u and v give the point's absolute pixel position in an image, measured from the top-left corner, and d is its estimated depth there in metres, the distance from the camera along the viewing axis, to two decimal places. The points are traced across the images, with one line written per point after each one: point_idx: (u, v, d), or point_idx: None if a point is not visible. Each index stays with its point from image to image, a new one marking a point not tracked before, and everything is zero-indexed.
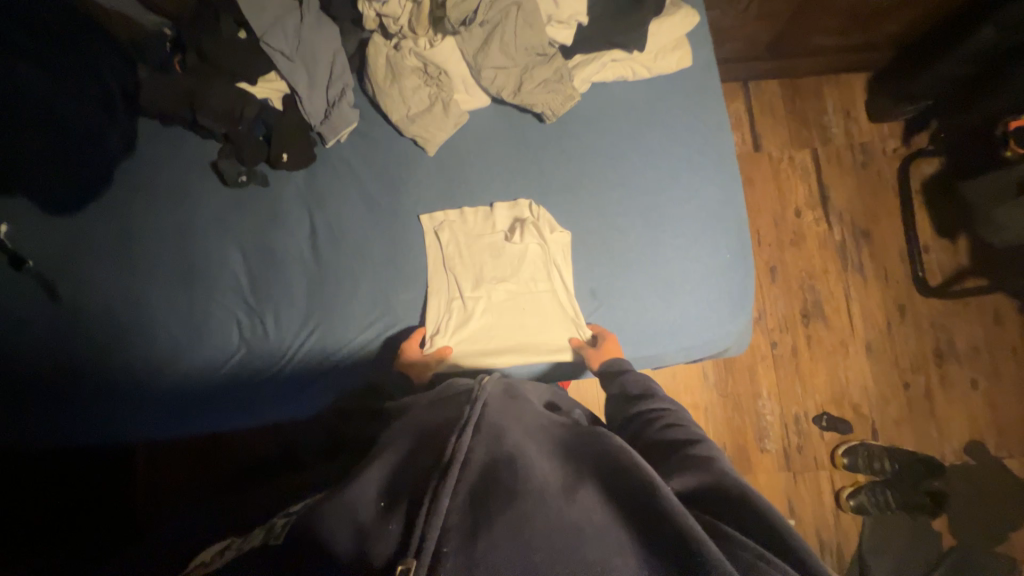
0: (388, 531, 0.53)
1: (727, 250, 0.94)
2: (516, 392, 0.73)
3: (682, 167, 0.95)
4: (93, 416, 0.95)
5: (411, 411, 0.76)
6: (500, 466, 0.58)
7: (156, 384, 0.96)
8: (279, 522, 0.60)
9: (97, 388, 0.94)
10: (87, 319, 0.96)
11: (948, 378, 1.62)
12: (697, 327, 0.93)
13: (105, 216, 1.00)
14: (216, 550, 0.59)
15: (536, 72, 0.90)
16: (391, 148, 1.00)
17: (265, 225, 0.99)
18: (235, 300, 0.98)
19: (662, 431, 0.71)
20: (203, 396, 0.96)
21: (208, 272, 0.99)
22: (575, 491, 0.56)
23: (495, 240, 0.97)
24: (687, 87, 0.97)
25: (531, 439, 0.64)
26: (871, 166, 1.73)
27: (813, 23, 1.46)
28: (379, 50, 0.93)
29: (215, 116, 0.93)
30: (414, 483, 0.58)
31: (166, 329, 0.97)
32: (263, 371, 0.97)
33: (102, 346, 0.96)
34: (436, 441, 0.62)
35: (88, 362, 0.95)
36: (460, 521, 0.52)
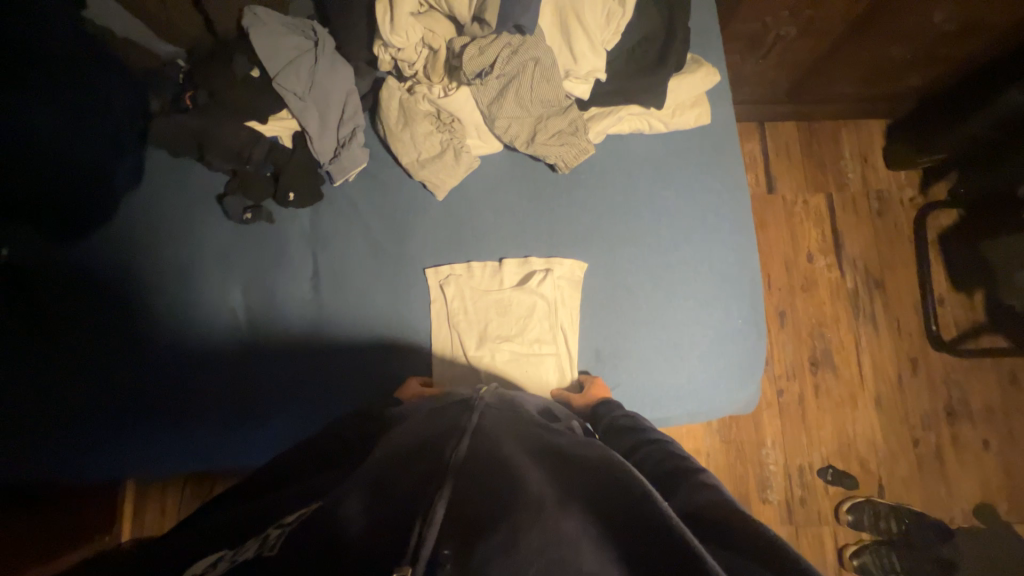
0: (381, 531, 0.47)
1: (739, 315, 0.91)
2: (513, 402, 0.78)
3: (696, 227, 0.93)
4: (80, 432, 0.93)
5: (412, 422, 0.73)
6: (493, 472, 0.56)
7: (150, 396, 0.94)
8: (271, 534, 0.50)
9: (93, 397, 0.93)
10: (87, 332, 0.95)
11: (960, 437, 1.57)
12: (704, 394, 0.90)
13: (107, 247, 0.98)
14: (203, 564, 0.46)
15: (551, 123, 0.88)
16: (399, 191, 0.98)
17: (267, 236, 0.98)
18: (235, 312, 0.97)
19: (651, 452, 0.65)
20: (190, 412, 0.94)
21: (212, 287, 0.97)
22: (569, 503, 0.50)
23: (503, 297, 0.94)
24: (704, 145, 0.95)
25: (522, 450, 0.61)
26: (887, 214, 1.70)
27: (834, 71, 1.44)
28: (392, 94, 0.91)
29: (224, 155, 0.92)
30: (404, 492, 0.53)
31: (171, 330, 0.96)
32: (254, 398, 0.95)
33: (98, 355, 0.95)
34: (436, 451, 0.61)
35: (87, 380, 0.94)
36: (455, 526, 0.48)
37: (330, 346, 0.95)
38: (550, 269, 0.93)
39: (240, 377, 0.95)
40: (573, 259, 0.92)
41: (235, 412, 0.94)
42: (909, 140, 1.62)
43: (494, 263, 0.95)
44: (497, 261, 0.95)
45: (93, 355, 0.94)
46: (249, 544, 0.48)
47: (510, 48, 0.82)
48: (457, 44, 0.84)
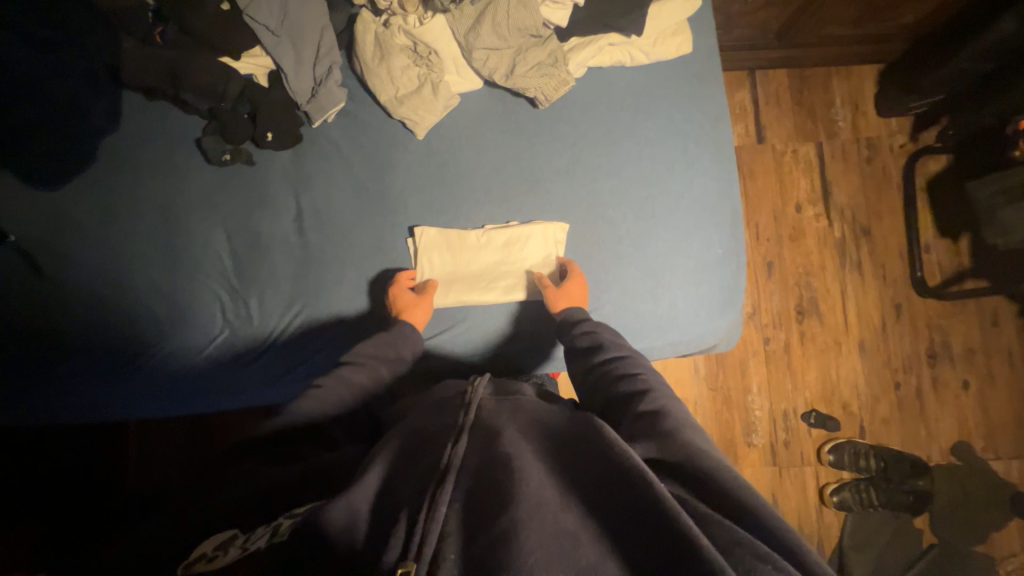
0: (390, 543, 0.48)
1: (720, 246, 0.92)
2: (511, 387, 0.73)
3: (678, 158, 0.93)
4: (90, 406, 0.97)
5: (412, 411, 0.74)
6: (495, 465, 0.55)
7: (147, 364, 0.96)
8: (281, 523, 0.57)
9: (90, 366, 0.95)
10: (74, 295, 0.95)
11: (940, 379, 1.61)
12: (685, 323, 0.91)
13: (90, 190, 0.98)
14: (213, 546, 0.54)
15: (529, 54, 0.87)
16: (379, 129, 0.97)
17: (252, 184, 0.98)
18: (219, 285, 0.97)
19: (620, 382, 0.71)
20: (189, 384, 0.97)
21: (202, 247, 0.97)
22: (569, 499, 0.51)
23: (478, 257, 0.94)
24: (686, 74, 0.94)
25: (524, 438, 0.60)
26: (876, 161, 1.69)
27: (825, 11, 1.41)
28: (368, 27, 0.90)
29: (199, 91, 0.91)
30: (406, 495, 0.54)
31: (158, 298, 0.96)
32: (249, 354, 0.97)
33: (96, 333, 0.95)
34: (432, 445, 0.60)
35: (79, 341, 0.95)
36: (462, 532, 0.49)
37: (322, 281, 0.96)
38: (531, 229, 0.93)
39: (249, 350, 0.97)
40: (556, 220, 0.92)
41: (235, 365, 0.97)
42: (899, 85, 1.60)
43: (477, 230, 0.95)
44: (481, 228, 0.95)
45: (90, 330, 0.95)
46: (260, 534, 0.55)
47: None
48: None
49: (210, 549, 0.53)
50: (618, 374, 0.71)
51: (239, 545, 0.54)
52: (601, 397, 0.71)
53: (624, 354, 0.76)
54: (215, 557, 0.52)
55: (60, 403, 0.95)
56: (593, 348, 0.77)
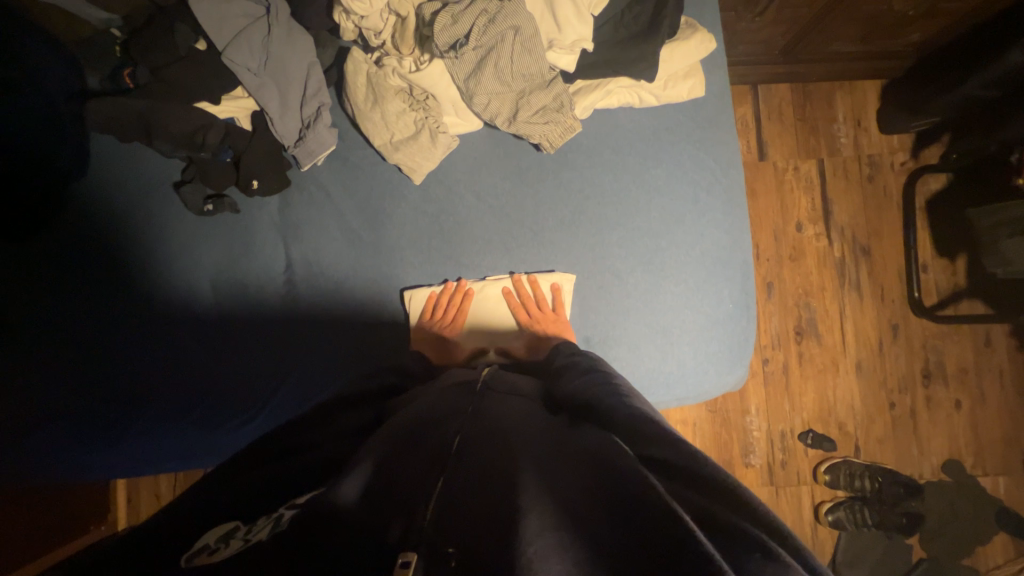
0: (388, 526, 0.41)
1: (730, 300, 0.89)
2: (514, 384, 0.73)
3: (688, 208, 0.89)
4: (61, 465, 0.89)
5: (419, 397, 0.68)
6: (498, 460, 0.50)
7: (125, 422, 0.89)
8: (283, 513, 0.43)
9: (69, 395, 0.89)
10: (51, 341, 0.89)
11: (934, 399, 1.63)
12: (693, 379, 0.89)
13: (59, 241, 0.90)
14: (215, 538, 0.41)
15: (533, 98, 0.81)
16: (373, 175, 0.91)
17: (237, 232, 0.92)
18: (203, 298, 0.91)
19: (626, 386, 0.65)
20: (170, 430, 0.90)
21: (189, 283, 0.91)
22: (576, 498, 0.44)
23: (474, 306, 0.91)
24: (697, 117, 0.89)
25: (528, 435, 0.56)
26: (877, 179, 1.67)
27: (833, 29, 1.36)
28: (359, 67, 0.83)
29: (172, 139, 0.83)
30: (403, 475, 0.48)
31: (139, 354, 0.90)
32: (233, 417, 0.90)
33: (75, 379, 0.89)
34: (434, 435, 0.55)
35: (59, 387, 0.89)
36: (461, 522, 0.42)
37: (315, 338, 0.90)
38: (540, 282, 0.88)
39: (236, 403, 0.90)
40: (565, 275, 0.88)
41: (217, 428, 0.90)
42: (902, 103, 1.57)
43: (478, 281, 0.91)
44: (481, 279, 0.91)
45: (66, 359, 0.89)
46: (262, 524, 0.42)
47: (485, 12, 0.75)
48: (429, 10, 0.76)
49: (214, 541, 0.40)
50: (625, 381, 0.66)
51: (241, 536, 0.41)
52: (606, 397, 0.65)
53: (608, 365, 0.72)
54: (215, 551, 0.38)
55: (28, 465, 0.88)
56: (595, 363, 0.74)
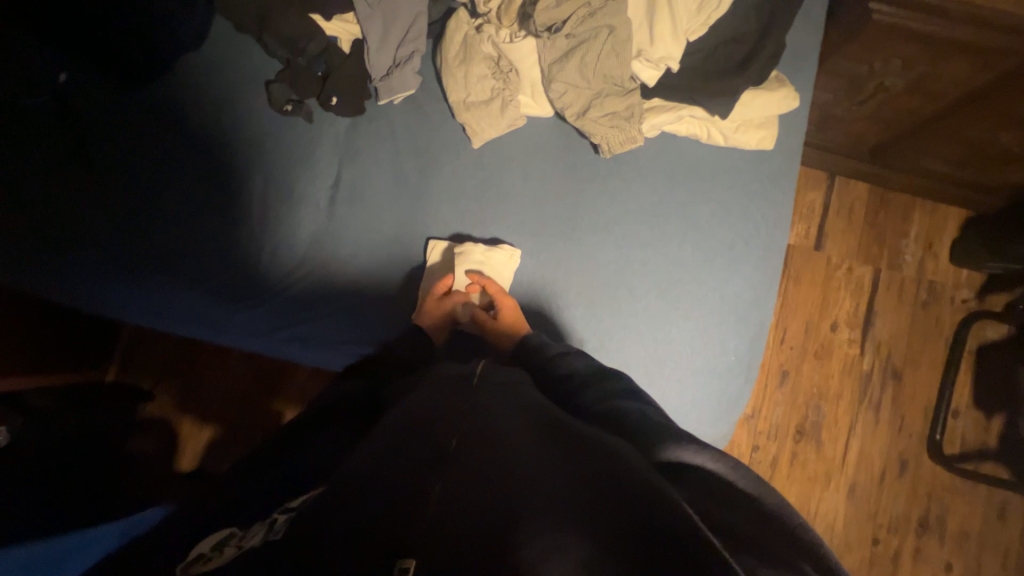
0: (388, 508, 0.46)
1: (734, 354, 0.87)
2: (512, 374, 0.74)
3: (721, 252, 0.88)
4: (78, 296, 0.96)
5: (417, 386, 0.73)
6: (495, 452, 0.53)
7: (145, 277, 0.96)
8: (276, 519, 0.56)
9: (107, 236, 0.96)
10: (112, 182, 0.98)
11: (923, 553, 1.50)
12: (671, 417, 0.87)
13: (154, 97, 1.01)
14: (211, 546, 0.54)
15: (607, 101, 0.84)
16: (439, 127, 0.96)
17: (304, 157, 0.98)
18: (257, 195, 0.98)
19: (627, 405, 0.67)
20: (182, 300, 0.96)
21: (251, 178, 0.98)
22: (572, 495, 0.46)
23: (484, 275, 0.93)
24: (759, 169, 0.89)
25: (525, 430, 0.58)
26: (931, 307, 1.59)
27: (929, 142, 1.32)
28: (460, 27, 0.88)
29: (281, 40, 0.93)
30: (406, 469, 0.51)
31: (178, 218, 0.97)
32: (242, 305, 0.96)
33: (117, 221, 0.97)
34: (429, 426, 0.58)
35: (104, 225, 0.97)
36: (458, 512, 0.45)
37: (337, 258, 0.96)
38: (553, 273, 0.91)
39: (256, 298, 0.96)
40: (580, 274, 0.90)
41: (222, 305, 0.96)
42: (981, 239, 1.50)
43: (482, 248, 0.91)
44: (493, 246, 0.91)
45: (116, 202, 0.98)
46: (256, 530, 0.55)
47: (586, 9, 0.80)
48: None
49: (210, 548, 0.54)
50: (627, 400, 0.69)
51: (234, 544, 0.54)
52: (611, 412, 0.67)
53: (609, 380, 0.73)
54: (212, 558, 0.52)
55: (54, 286, 0.96)
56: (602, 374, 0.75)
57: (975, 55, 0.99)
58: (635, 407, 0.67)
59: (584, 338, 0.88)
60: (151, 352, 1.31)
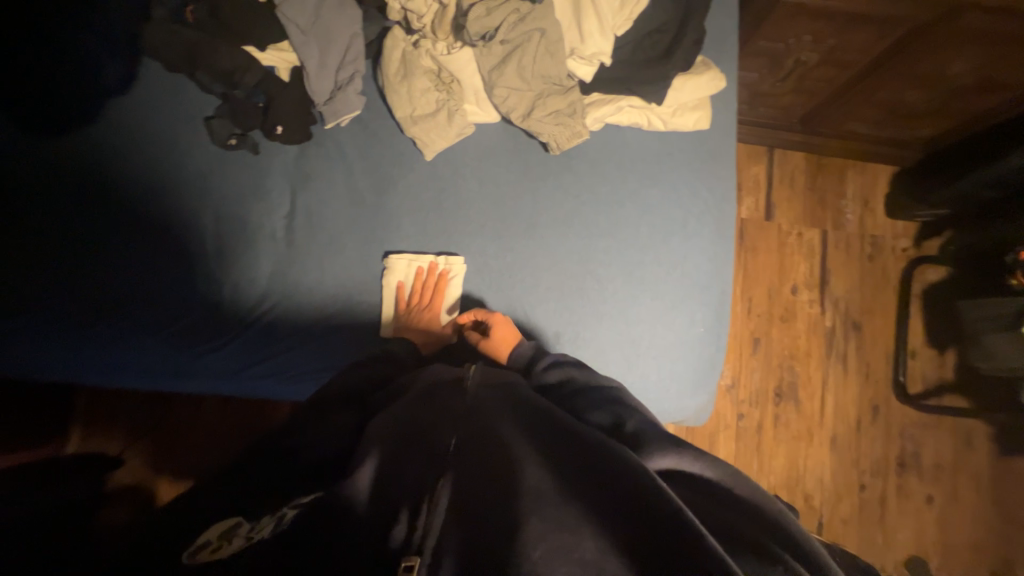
0: (392, 528, 0.46)
1: (703, 324, 0.91)
2: (503, 375, 0.72)
3: (676, 230, 0.92)
4: (22, 356, 0.91)
5: (406, 393, 0.70)
6: (493, 456, 0.52)
7: (98, 329, 0.92)
8: (286, 513, 0.51)
9: (52, 294, 0.92)
10: (49, 239, 0.93)
11: (905, 490, 1.58)
12: (653, 394, 0.89)
13: (84, 146, 0.97)
14: (220, 533, 0.48)
15: (549, 100, 0.87)
16: (388, 143, 0.96)
17: (258, 180, 0.97)
18: (209, 233, 0.95)
19: (623, 399, 0.67)
20: (143, 348, 0.92)
21: (201, 211, 0.96)
22: (569, 492, 0.46)
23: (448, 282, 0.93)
24: (699, 148, 0.94)
25: (522, 428, 0.57)
26: (877, 259, 1.70)
27: (850, 107, 1.43)
28: (397, 44, 0.90)
29: (216, 74, 0.91)
30: (406, 485, 0.51)
31: (127, 266, 0.94)
32: (207, 345, 0.93)
33: (60, 279, 0.92)
34: (427, 437, 0.58)
35: (46, 285, 0.92)
36: (460, 529, 0.45)
37: (300, 281, 0.94)
38: (519, 271, 0.92)
39: (219, 333, 0.93)
40: (546, 269, 0.91)
41: (186, 349, 0.93)
42: (910, 190, 1.62)
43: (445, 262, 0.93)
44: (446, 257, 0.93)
45: (56, 259, 0.93)
46: (265, 523, 0.50)
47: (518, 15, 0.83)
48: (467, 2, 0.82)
49: (216, 537, 0.47)
50: (620, 395, 0.69)
51: (244, 534, 0.48)
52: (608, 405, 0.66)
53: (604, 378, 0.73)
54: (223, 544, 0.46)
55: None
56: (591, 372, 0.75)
57: (874, 24, 1.08)
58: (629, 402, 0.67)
59: (558, 330, 0.89)
60: (114, 411, 1.24)
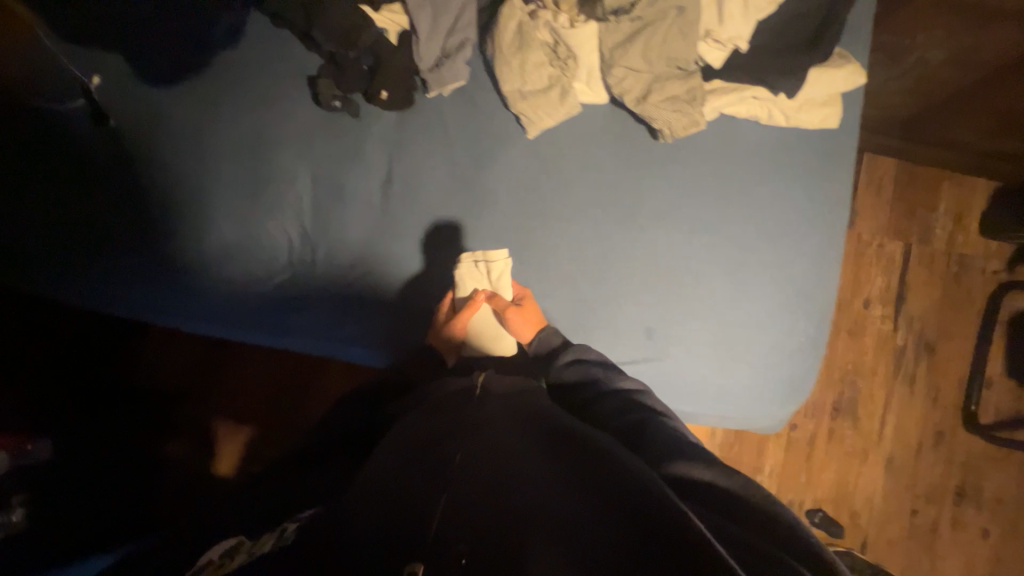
0: (393, 518, 0.47)
1: (804, 333, 0.87)
2: (512, 388, 0.73)
3: (785, 232, 0.88)
4: (122, 297, 0.94)
5: (421, 406, 0.73)
6: (497, 459, 0.53)
7: (163, 287, 0.94)
8: (286, 529, 0.62)
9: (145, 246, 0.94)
10: (151, 186, 0.96)
11: (961, 521, 1.53)
12: (745, 400, 0.86)
13: (190, 96, 0.99)
14: (221, 553, 0.59)
15: (667, 85, 0.84)
16: (490, 116, 0.94)
17: (299, 169, 0.97)
18: (289, 205, 0.97)
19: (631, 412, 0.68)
20: (196, 315, 0.95)
21: (251, 182, 0.97)
22: (569, 492, 0.46)
23: (541, 269, 0.90)
24: (819, 147, 0.89)
25: (525, 436, 0.58)
26: (962, 280, 1.60)
27: (965, 115, 1.32)
28: (513, 13, 0.86)
29: (326, 32, 0.88)
30: (414, 480, 0.52)
31: (223, 222, 0.95)
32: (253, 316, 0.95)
33: (160, 228, 0.95)
34: (431, 443, 0.59)
35: (147, 232, 0.95)
36: (464, 515, 0.45)
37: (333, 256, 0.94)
38: (616, 260, 0.89)
39: (255, 295, 0.94)
40: (643, 260, 0.88)
41: (276, 311, 0.94)
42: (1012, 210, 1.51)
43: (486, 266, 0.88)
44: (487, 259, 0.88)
45: (158, 209, 0.95)
46: (265, 541, 0.60)
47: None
48: None
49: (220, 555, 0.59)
50: (634, 402, 0.70)
51: (244, 552, 0.59)
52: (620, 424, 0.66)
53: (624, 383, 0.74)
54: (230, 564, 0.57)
55: (65, 290, 0.94)
56: (612, 372, 0.76)
57: None
58: (642, 409, 0.67)
59: (653, 325, 0.87)
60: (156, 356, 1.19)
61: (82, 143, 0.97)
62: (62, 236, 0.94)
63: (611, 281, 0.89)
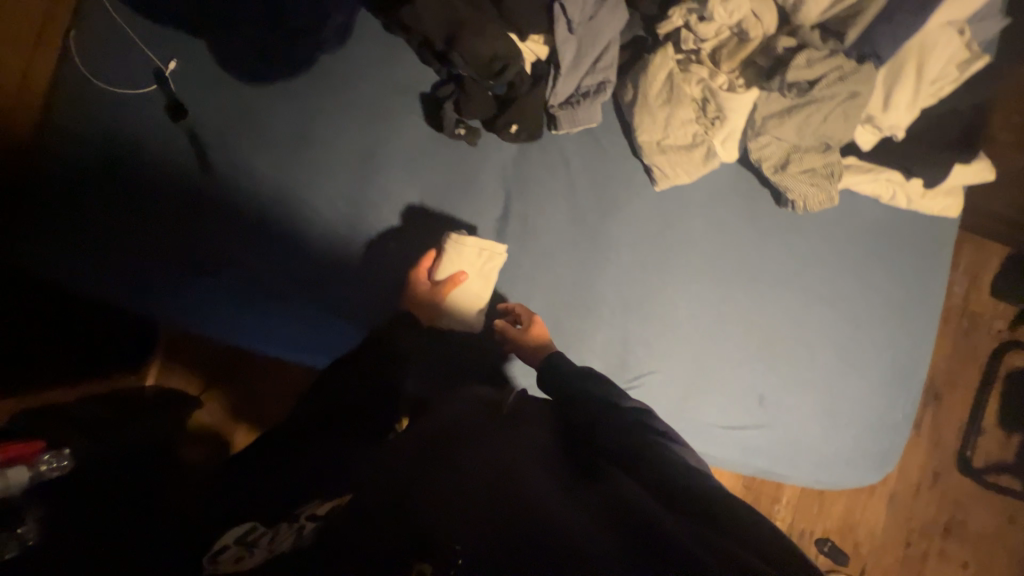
0: (375, 526, 0.44)
1: (901, 410, 0.92)
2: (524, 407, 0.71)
3: (891, 310, 0.92)
4: (204, 321, 0.85)
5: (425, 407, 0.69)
6: (502, 473, 0.51)
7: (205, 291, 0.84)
8: (305, 523, 0.47)
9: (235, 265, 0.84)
10: (241, 200, 0.85)
11: (944, 551, 1.70)
12: (845, 470, 0.90)
13: (287, 98, 0.88)
14: (238, 537, 0.44)
15: (807, 156, 0.84)
16: (619, 163, 0.91)
17: (297, 149, 0.88)
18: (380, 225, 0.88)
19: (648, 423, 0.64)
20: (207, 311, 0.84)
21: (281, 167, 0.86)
22: (578, 520, 0.45)
23: (662, 328, 0.89)
24: (928, 232, 0.93)
25: (539, 458, 0.56)
26: (970, 336, 1.74)
27: None
28: (665, 63, 0.83)
29: (463, 54, 0.79)
30: (404, 484, 0.49)
31: (322, 246, 0.87)
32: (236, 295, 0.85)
33: (252, 248, 0.85)
34: (430, 448, 0.56)
35: (236, 251, 0.85)
36: (461, 532, 0.43)
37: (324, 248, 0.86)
38: (734, 325, 0.90)
39: (225, 284, 0.84)
40: (759, 327, 0.90)
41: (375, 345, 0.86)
42: None
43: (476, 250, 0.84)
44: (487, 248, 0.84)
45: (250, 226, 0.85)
46: (286, 532, 0.46)
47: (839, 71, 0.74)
48: (781, 43, 0.75)
49: (234, 541, 0.44)
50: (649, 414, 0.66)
51: (260, 543, 0.45)
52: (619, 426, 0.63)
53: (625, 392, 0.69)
54: (244, 558, 0.43)
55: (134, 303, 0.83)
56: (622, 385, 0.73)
57: None
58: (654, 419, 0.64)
59: (765, 392, 0.89)
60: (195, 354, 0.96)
61: (156, 138, 0.84)
62: (135, 247, 0.82)
63: (729, 345, 0.89)
